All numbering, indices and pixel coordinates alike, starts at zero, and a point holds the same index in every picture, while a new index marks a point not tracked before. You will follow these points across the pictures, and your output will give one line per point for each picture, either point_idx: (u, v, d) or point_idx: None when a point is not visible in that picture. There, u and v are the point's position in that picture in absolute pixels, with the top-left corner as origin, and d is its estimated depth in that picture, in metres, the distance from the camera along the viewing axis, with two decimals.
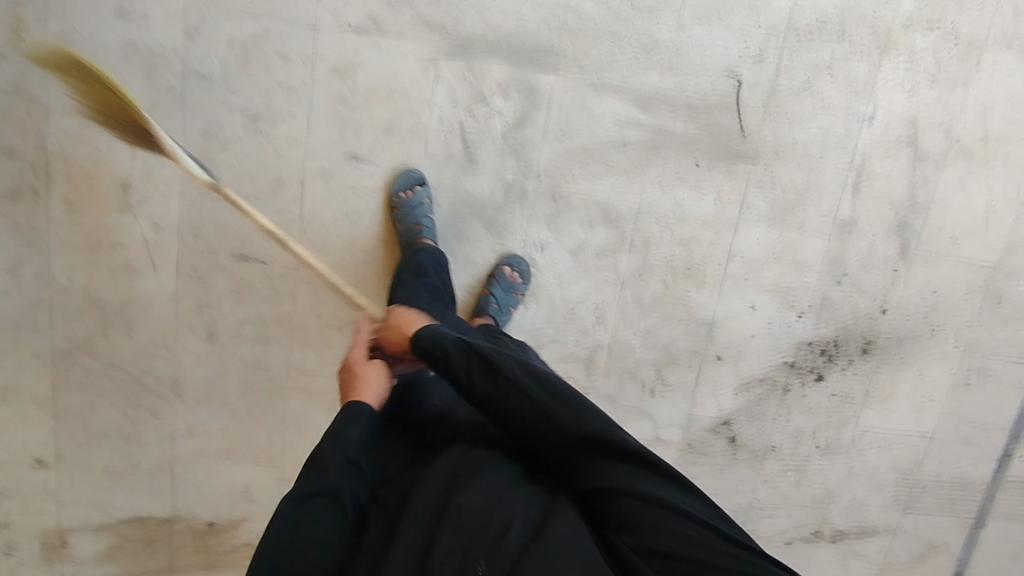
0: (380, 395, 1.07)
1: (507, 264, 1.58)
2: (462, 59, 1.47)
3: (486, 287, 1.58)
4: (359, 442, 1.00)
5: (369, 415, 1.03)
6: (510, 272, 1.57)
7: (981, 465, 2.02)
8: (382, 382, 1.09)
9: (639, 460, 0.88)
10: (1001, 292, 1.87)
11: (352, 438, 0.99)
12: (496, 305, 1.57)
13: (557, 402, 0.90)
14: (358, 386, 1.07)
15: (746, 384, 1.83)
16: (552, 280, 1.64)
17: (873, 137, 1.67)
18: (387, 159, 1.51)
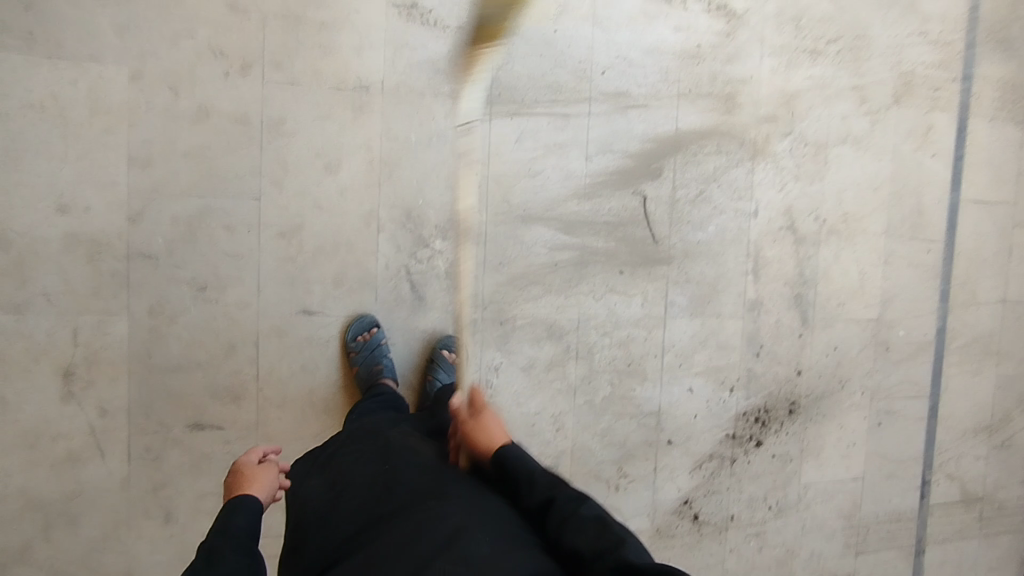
0: (265, 496, 1.03)
1: (444, 347, 1.64)
2: (401, 210, 1.59)
3: (429, 373, 1.61)
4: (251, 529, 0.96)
5: (254, 506, 0.99)
6: (448, 354, 1.63)
7: (908, 496, 2.25)
8: (269, 484, 1.05)
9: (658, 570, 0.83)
10: (887, 341, 2.16)
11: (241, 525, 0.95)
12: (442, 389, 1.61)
13: (592, 526, 0.91)
14: (243, 483, 1.03)
15: (698, 462, 1.96)
16: (509, 398, 1.74)
17: (760, 229, 1.95)
18: (339, 310, 1.56)
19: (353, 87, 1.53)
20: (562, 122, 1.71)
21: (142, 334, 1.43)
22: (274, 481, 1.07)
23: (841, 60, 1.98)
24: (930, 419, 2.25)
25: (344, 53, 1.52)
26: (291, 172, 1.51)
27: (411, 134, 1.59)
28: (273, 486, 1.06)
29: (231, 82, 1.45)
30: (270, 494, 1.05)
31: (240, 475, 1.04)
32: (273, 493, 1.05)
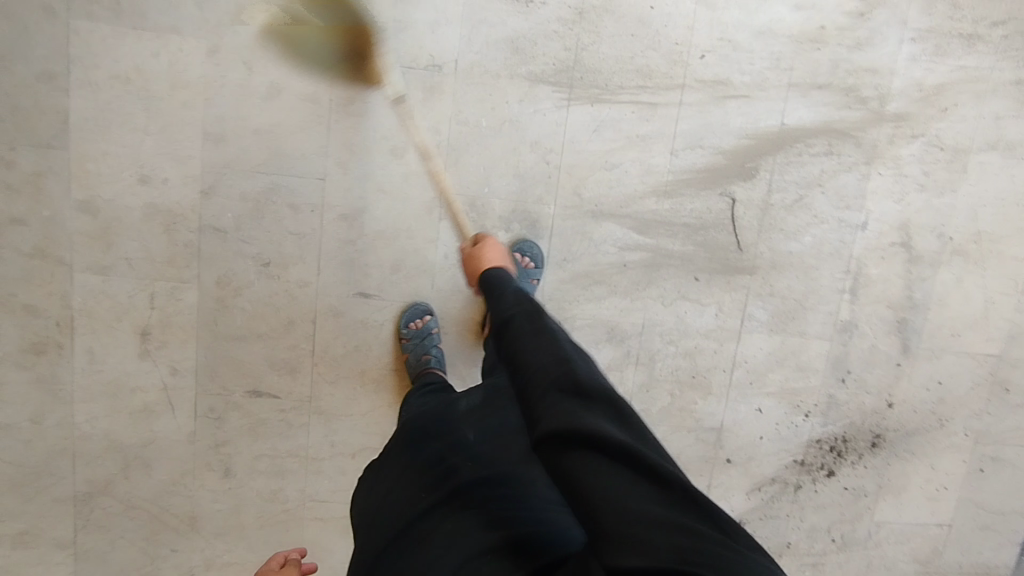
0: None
1: (519, 250, 1.56)
2: (465, 200, 1.54)
3: None
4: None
5: None
6: (522, 259, 1.55)
7: (1004, 551, 2.00)
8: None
9: (590, 401, 0.77)
10: (1006, 381, 1.88)
11: None
12: None
13: (545, 347, 0.84)
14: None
15: (757, 485, 1.83)
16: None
17: (866, 243, 1.72)
18: (395, 295, 1.57)
19: (425, 65, 1.46)
20: (648, 111, 1.55)
21: (210, 303, 1.50)
22: None
23: (1006, 47, 1.64)
24: None
25: (418, 31, 1.45)
26: (357, 154, 1.48)
27: (481, 120, 1.51)
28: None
29: (304, 59, 1.42)
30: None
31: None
32: None
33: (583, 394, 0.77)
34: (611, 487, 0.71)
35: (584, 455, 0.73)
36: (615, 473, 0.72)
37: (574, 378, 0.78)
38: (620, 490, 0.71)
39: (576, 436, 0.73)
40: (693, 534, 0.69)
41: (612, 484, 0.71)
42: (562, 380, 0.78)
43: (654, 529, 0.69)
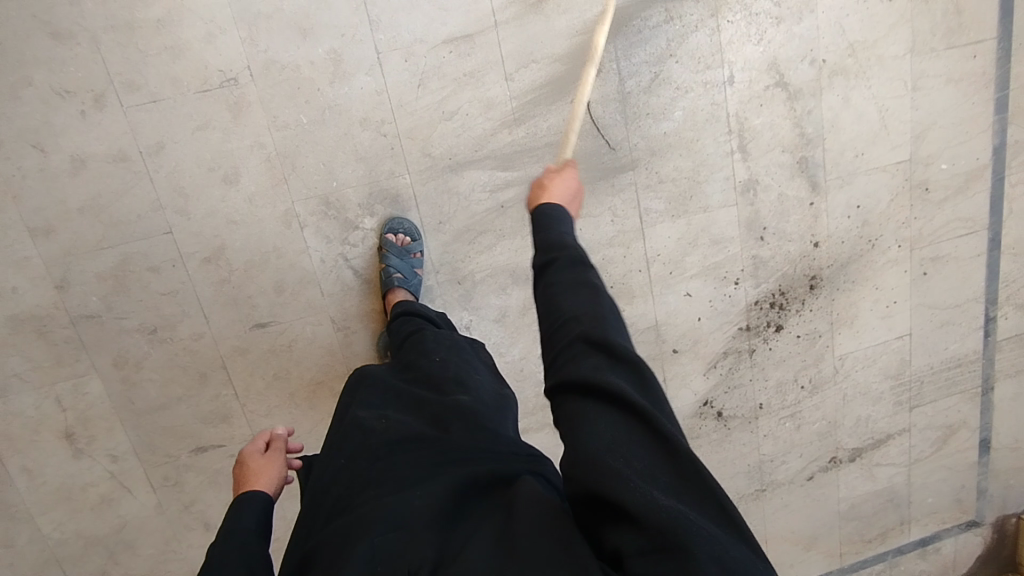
0: (275, 484, 1.01)
1: (390, 230, 1.52)
2: (318, 200, 1.49)
3: (381, 262, 1.49)
4: (253, 526, 0.92)
5: (255, 514, 0.94)
6: (397, 237, 1.51)
7: (969, 338, 2.04)
8: (277, 471, 1.03)
9: (617, 358, 0.72)
10: (926, 181, 1.83)
11: (244, 529, 0.91)
12: (399, 274, 1.49)
13: (578, 297, 0.76)
14: (246, 476, 1.00)
15: (712, 363, 1.84)
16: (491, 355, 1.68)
17: (740, 96, 1.63)
18: (290, 314, 1.55)
19: (219, 83, 1.38)
20: (466, 45, 1.47)
21: (117, 385, 1.50)
22: (282, 472, 1.03)
23: None
24: (991, 252, 1.96)
25: (195, 49, 1.35)
26: (192, 196, 1.43)
27: (300, 116, 1.43)
28: (282, 471, 1.03)
29: (94, 121, 1.35)
30: (279, 482, 1.03)
31: (246, 468, 1.01)
32: (285, 478, 1.04)
33: (610, 349, 0.71)
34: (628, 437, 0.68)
35: (604, 405, 0.69)
36: (633, 427, 0.68)
37: (603, 336, 0.72)
38: (636, 450, 0.67)
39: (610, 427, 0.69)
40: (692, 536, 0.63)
41: (629, 437, 0.68)
42: (599, 335, 0.72)
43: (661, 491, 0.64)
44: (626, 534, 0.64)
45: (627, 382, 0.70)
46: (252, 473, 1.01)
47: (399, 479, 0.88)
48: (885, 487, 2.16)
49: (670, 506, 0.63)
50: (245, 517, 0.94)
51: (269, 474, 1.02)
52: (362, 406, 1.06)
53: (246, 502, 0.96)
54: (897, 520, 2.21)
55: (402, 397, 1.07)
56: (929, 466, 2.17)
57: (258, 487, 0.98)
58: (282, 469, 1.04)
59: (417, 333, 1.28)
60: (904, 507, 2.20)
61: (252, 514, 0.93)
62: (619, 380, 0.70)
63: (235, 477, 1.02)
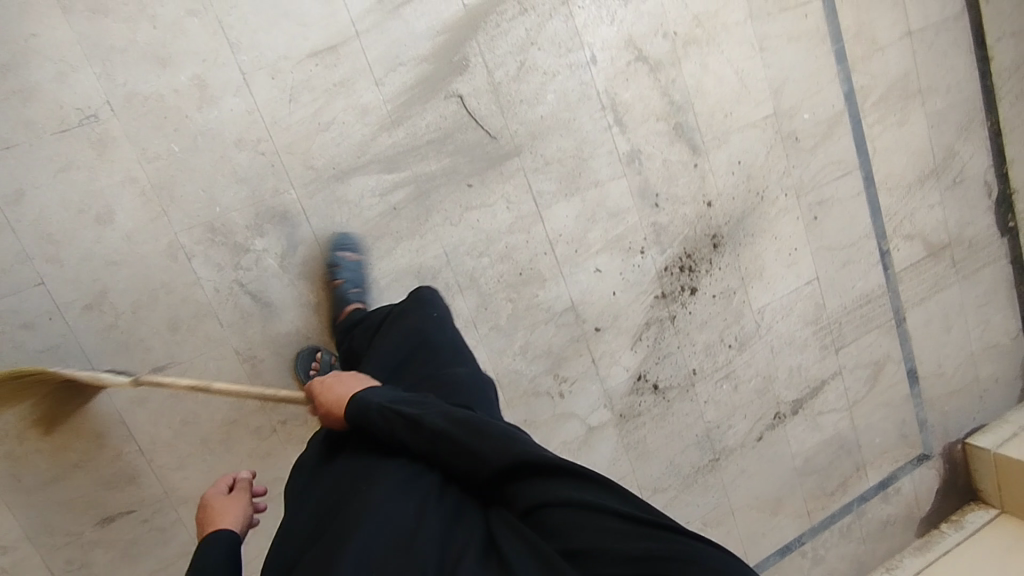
0: (244, 520, 0.96)
1: (338, 246, 1.52)
2: (202, 227, 1.44)
3: (335, 278, 1.51)
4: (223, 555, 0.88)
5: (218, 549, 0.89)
6: (346, 253, 1.52)
7: (871, 274, 2.14)
8: (243, 511, 0.98)
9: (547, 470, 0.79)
10: (794, 131, 1.97)
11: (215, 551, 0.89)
12: (353, 289, 1.53)
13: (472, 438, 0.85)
14: (211, 517, 0.95)
15: (638, 336, 1.84)
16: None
17: (605, 74, 1.73)
18: (189, 352, 1.46)
19: (78, 121, 1.34)
20: (332, 57, 1.50)
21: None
22: (248, 512, 0.99)
23: None
24: (869, 190, 2.09)
25: (47, 90, 1.32)
26: (62, 242, 1.35)
27: (171, 145, 1.41)
28: (248, 510, 0.98)
29: None
30: (246, 521, 0.98)
31: (211, 507, 0.97)
32: (251, 520, 0.99)
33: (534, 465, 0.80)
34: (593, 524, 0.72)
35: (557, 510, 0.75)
36: (597, 510, 0.73)
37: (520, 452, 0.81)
38: (596, 528, 0.72)
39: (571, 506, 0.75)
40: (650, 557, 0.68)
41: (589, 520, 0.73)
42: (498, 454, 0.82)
43: (623, 549, 0.69)
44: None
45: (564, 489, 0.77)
46: (213, 514, 0.96)
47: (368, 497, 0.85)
48: (834, 435, 2.18)
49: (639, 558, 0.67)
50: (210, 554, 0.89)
51: (235, 513, 0.98)
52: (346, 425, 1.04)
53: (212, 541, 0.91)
54: (853, 468, 2.22)
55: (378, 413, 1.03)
56: (868, 406, 2.21)
57: (224, 524, 0.94)
58: (247, 509, 0.99)
59: (416, 308, 1.19)
60: (855, 453, 2.22)
61: (220, 546, 0.89)
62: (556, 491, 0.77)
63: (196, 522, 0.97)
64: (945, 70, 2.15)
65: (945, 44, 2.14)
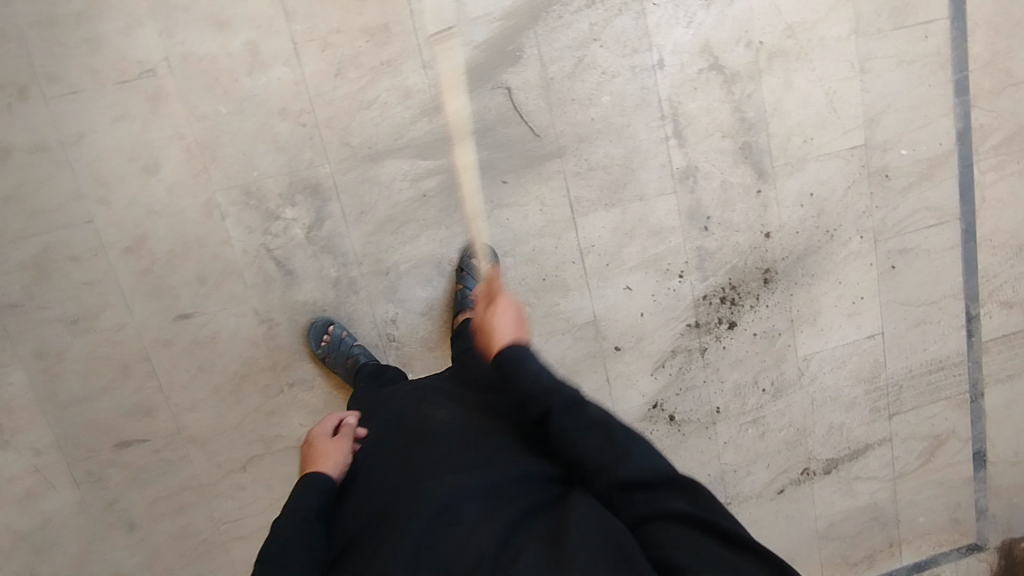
0: (338, 467, 1.13)
1: (473, 256, 1.59)
2: (238, 189, 1.49)
3: (458, 284, 1.57)
4: (314, 508, 1.06)
5: (322, 481, 1.10)
6: (477, 263, 1.58)
7: (950, 339, 1.89)
8: (342, 455, 1.16)
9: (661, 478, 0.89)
10: (885, 168, 1.73)
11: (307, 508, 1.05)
12: (473, 297, 1.56)
13: (592, 437, 0.94)
14: (313, 460, 1.14)
15: (660, 362, 1.75)
16: (410, 348, 1.63)
17: (672, 81, 1.60)
18: (213, 305, 1.54)
19: (137, 74, 1.41)
20: (383, 35, 1.48)
21: (40, 375, 1.51)
22: (347, 455, 1.17)
23: None
24: (967, 245, 1.83)
25: (113, 41, 1.40)
26: (112, 186, 1.45)
27: (219, 106, 1.45)
28: (350, 450, 1.18)
29: (18, 114, 1.40)
30: (345, 465, 1.16)
31: (317, 449, 1.17)
32: (348, 460, 1.16)
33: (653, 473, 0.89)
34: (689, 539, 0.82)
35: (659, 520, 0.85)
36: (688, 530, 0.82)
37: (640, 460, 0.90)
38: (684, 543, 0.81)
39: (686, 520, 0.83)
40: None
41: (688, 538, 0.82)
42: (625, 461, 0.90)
43: (703, 563, 0.78)
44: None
45: (677, 502, 0.86)
46: (320, 457, 1.16)
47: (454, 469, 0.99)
48: (868, 504, 1.99)
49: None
50: (309, 492, 1.08)
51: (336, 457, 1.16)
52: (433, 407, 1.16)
53: (312, 481, 1.10)
54: (885, 543, 2.03)
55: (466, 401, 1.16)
56: (916, 481, 1.99)
57: (323, 468, 1.12)
58: (348, 452, 1.17)
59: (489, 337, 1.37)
60: (891, 527, 2.02)
61: (308, 502, 1.06)
62: (675, 504, 0.85)
63: (308, 455, 1.19)
64: None
65: None
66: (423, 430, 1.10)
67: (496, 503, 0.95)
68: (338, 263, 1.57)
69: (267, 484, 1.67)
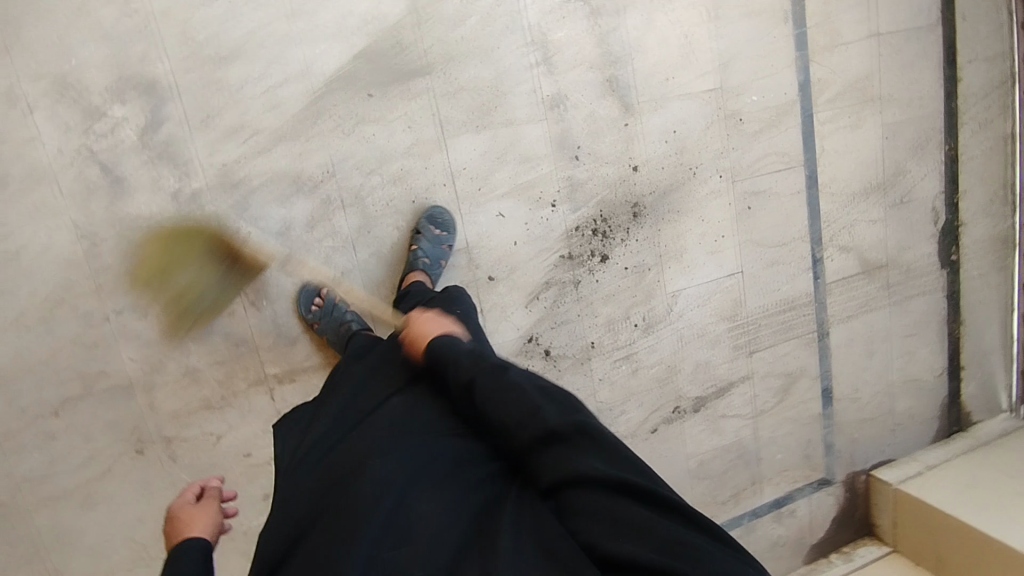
0: (211, 530, 1.03)
1: (429, 220, 1.57)
2: (52, 79, 1.31)
3: (412, 245, 1.54)
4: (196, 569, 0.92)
5: (197, 543, 0.97)
6: (433, 228, 1.56)
7: (800, 279, 2.04)
8: (212, 518, 1.05)
9: (576, 441, 0.87)
10: (738, 112, 1.85)
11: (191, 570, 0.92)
12: (426, 260, 1.53)
13: (512, 398, 0.93)
14: (182, 526, 1.02)
15: (534, 295, 1.73)
16: (344, 306, 1.51)
17: (540, 8, 1.61)
18: (18, 214, 1.33)
19: None
20: None
21: None
22: (217, 519, 1.06)
23: None
24: (810, 190, 1.99)
25: None
26: None
27: None
28: (218, 517, 1.07)
29: None
30: (215, 528, 1.05)
31: (180, 518, 1.04)
32: (220, 526, 1.06)
33: (568, 437, 0.87)
34: (610, 508, 0.80)
35: (588, 488, 0.83)
36: (618, 498, 0.81)
37: (552, 422, 0.88)
38: (615, 512, 0.80)
39: (621, 488, 0.81)
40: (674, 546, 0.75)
41: (616, 509, 0.80)
42: (549, 419, 0.89)
43: (642, 529, 0.77)
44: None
45: (595, 460, 0.84)
46: (185, 523, 1.03)
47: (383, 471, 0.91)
48: (734, 441, 2.07)
49: (670, 548, 0.75)
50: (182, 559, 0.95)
51: (204, 523, 1.04)
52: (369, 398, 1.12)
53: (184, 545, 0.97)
54: (749, 480, 2.12)
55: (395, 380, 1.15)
56: (774, 418, 2.11)
57: (194, 532, 1.00)
58: (218, 516, 1.07)
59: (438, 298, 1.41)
60: (754, 465, 2.12)
61: (195, 556, 0.95)
62: (592, 463, 0.84)
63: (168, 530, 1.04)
64: (910, 81, 2.05)
65: (913, 54, 2.04)
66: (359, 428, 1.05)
67: (443, 495, 0.90)
68: (177, 171, 1.41)
69: (87, 434, 1.44)
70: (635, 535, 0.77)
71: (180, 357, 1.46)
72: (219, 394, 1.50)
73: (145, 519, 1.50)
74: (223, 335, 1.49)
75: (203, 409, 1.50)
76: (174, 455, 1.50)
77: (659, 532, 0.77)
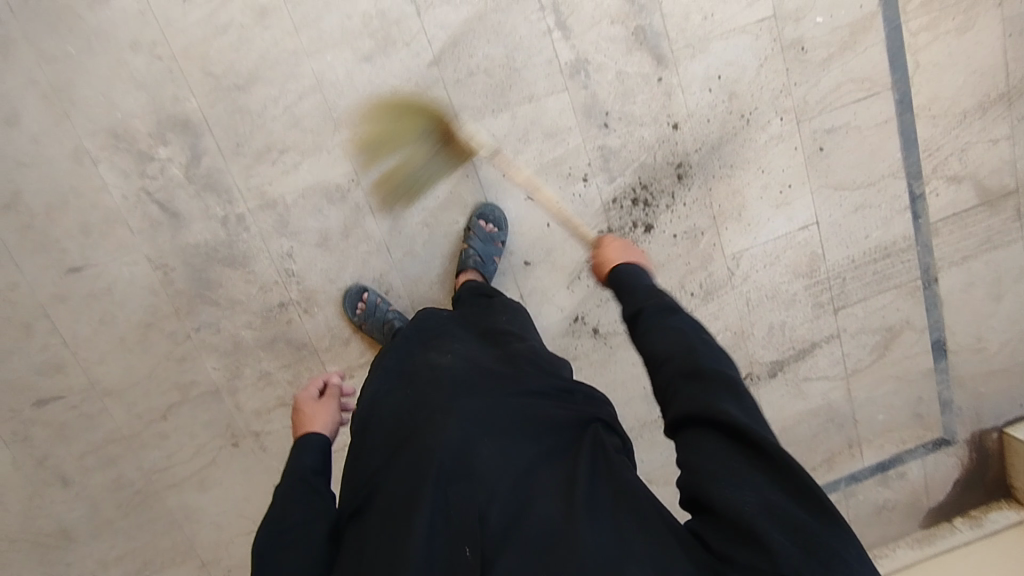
0: (330, 428, 1.12)
1: (482, 216, 1.58)
2: (105, 132, 1.47)
3: (464, 242, 1.57)
4: (310, 465, 1.02)
5: (317, 441, 1.06)
6: (485, 224, 1.57)
7: (896, 221, 1.76)
8: (330, 416, 1.14)
9: (715, 379, 0.81)
10: (799, 40, 1.60)
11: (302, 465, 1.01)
12: (478, 258, 1.55)
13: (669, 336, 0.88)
14: (304, 419, 1.11)
15: (575, 274, 1.67)
16: (386, 306, 1.58)
17: None
18: (103, 255, 1.53)
19: None
20: None
21: None
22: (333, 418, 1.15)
23: None
24: (903, 116, 1.68)
25: None
26: None
27: (67, 46, 1.43)
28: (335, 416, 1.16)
29: None
30: (332, 426, 1.14)
31: (303, 412, 1.13)
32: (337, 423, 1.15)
33: (707, 372, 0.81)
34: (730, 461, 0.75)
35: (709, 437, 0.78)
36: (738, 456, 0.75)
37: (701, 363, 0.83)
38: (730, 467, 0.75)
39: (745, 441, 0.75)
40: (784, 517, 0.70)
41: (735, 466, 0.75)
42: (690, 362, 0.83)
43: (755, 493, 0.72)
44: (714, 546, 0.75)
45: (729, 406, 0.78)
46: (306, 418, 1.11)
47: (462, 413, 0.95)
48: (821, 404, 1.90)
49: (777, 519, 0.70)
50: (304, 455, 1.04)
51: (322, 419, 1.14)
52: (435, 349, 1.16)
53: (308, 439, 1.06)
54: (844, 443, 1.95)
55: (460, 339, 1.20)
56: (871, 377, 1.89)
57: (314, 428, 1.09)
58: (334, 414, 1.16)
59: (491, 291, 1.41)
60: (849, 428, 1.93)
61: (312, 454, 1.03)
62: (727, 408, 0.77)
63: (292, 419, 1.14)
64: None
65: None
66: (429, 372, 1.08)
67: (512, 445, 0.92)
68: (220, 197, 1.53)
69: (191, 431, 1.68)
70: (747, 497, 0.73)
71: (253, 363, 1.64)
72: (290, 392, 1.67)
73: (249, 498, 1.74)
74: (285, 341, 1.63)
75: (279, 406, 1.68)
76: (263, 446, 1.71)
77: (771, 499, 0.72)
